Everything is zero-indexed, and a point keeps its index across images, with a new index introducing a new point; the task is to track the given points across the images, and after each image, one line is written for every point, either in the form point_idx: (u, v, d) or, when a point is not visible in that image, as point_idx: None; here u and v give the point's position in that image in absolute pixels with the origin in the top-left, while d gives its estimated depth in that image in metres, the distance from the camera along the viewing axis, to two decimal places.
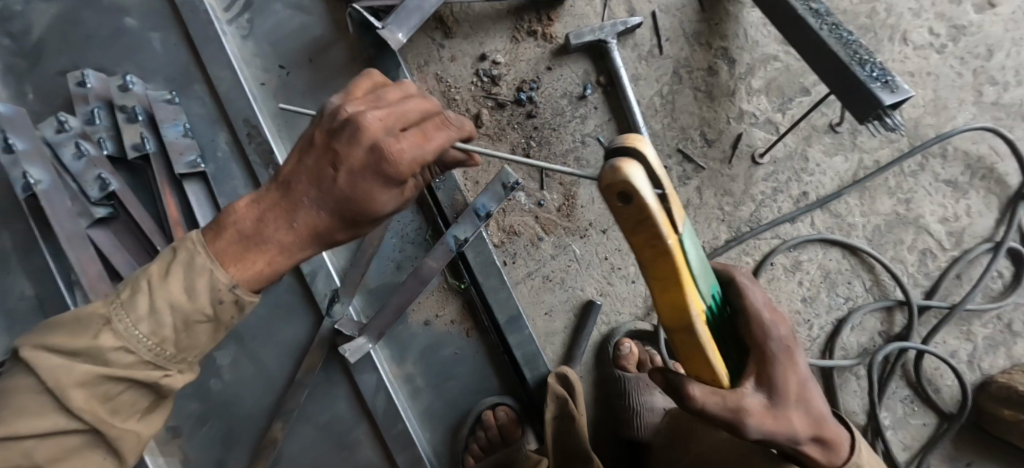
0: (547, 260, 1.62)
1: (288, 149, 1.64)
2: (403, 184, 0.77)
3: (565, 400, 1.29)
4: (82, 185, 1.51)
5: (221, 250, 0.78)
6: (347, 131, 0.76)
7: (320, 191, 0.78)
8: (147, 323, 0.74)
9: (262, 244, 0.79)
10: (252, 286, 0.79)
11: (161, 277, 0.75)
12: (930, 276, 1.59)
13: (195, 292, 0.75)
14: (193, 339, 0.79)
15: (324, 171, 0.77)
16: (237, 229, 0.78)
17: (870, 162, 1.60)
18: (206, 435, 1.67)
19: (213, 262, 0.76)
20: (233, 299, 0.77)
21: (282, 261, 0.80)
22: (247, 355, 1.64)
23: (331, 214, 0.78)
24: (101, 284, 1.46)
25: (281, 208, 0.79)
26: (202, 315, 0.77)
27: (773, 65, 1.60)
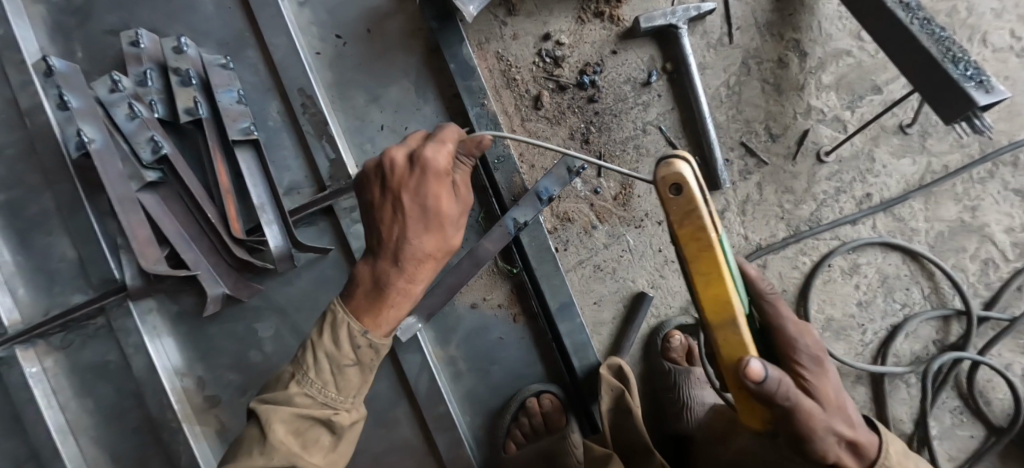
0: (599, 249, 1.60)
1: (341, 121, 1.61)
2: (444, 172, 1.05)
3: (619, 390, 1.31)
4: (132, 147, 1.47)
5: (356, 308, 1.04)
6: (391, 169, 1.06)
7: (400, 216, 1.04)
8: (316, 369, 0.99)
9: (383, 296, 1.03)
10: (382, 330, 1.02)
11: (319, 333, 1.02)
12: (991, 287, 1.56)
13: (339, 342, 1.00)
14: (345, 381, 1.00)
15: (392, 201, 1.05)
16: (364, 290, 1.04)
17: (939, 167, 1.55)
18: (244, 405, 1.72)
19: (350, 317, 1.02)
20: (368, 344, 1.01)
21: (404, 299, 1.04)
22: (289, 329, 1.68)
23: (416, 232, 1.04)
24: (152, 249, 1.48)
25: (386, 258, 1.05)
26: (350, 359, 1.00)
27: (845, 60, 1.56)
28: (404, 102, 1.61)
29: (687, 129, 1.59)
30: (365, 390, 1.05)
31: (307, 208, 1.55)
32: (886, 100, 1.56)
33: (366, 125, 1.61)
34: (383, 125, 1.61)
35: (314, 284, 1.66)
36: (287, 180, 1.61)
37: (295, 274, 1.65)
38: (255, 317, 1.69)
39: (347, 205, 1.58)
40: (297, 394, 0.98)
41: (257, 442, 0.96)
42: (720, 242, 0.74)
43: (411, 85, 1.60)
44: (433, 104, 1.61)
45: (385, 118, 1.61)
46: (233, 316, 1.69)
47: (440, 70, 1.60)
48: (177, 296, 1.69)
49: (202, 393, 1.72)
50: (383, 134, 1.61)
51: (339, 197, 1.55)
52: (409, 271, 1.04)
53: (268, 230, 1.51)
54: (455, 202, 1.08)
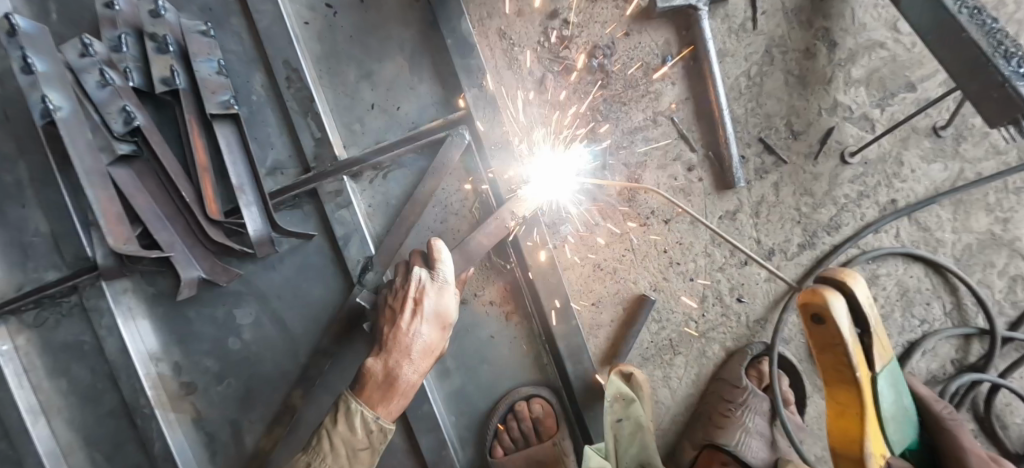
0: (600, 247, 1.50)
1: (327, 98, 1.49)
2: (450, 282, 1.28)
3: (628, 401, 1.32)
4: (104, 117, 1.36)
5: (369, 396, 1.20)
6: (400, 294, 1.27)
7: (416, 332, 1.23)
8: (331, 456, 1.15)
9: (393, 386, 1.20)
10: (392, 413, 1.21)
11: (334, 424, 1.17)
12: (1017, 305, 1.45)
13: (355, 430, 1.17)
14: (359, 464, 1.17)
15: (403, 323, 1.23)
16: (375, 381, 1.20)
17: (971, 174, 1.44)
18: (222, 394, 1.62)
19: (364, 405, 1.18)
20: (380, 428, 1.19)
21: (411, 386, 1.23)
22: (270, 316, 1.59)
23: (421, 352, 1.24)
24: (122, 228, 1.37)
25: (393, 360, 1.21)
26: (363, 444, 1.18)
27: (879, 53, 1.43)
28: (398, 80, 1.49)
29: (702, 121, 1.47)
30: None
31: (287, 191, 1.47)
32: (920, 99, 1.44)
33: (356, 104, 1.49)
34: (374, 104, 1.49)
35: (296, 271, 1.56)
36: (270, 160, 1.50)
37: (278, 258, 1.55)
38: (234, 302, 1.58)
39: (332, 188, 1.47)
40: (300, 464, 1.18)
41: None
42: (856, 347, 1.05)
43: (406, 62, 1.48)
44: (427, 84, 1.49)
45: (376, 97, 1.49)
46: (211, 300, 1.59)
47: (438, 46, 1.47)
48: (152, 277, 1.58)
49: (179, 379, 1.61)
50: (373, 114, 1.49)
51: (323, 180, 1.47)
52: (419, 357, 1.24)
53: (246, 212, 1.40)
54: (453, 303, 1.28)
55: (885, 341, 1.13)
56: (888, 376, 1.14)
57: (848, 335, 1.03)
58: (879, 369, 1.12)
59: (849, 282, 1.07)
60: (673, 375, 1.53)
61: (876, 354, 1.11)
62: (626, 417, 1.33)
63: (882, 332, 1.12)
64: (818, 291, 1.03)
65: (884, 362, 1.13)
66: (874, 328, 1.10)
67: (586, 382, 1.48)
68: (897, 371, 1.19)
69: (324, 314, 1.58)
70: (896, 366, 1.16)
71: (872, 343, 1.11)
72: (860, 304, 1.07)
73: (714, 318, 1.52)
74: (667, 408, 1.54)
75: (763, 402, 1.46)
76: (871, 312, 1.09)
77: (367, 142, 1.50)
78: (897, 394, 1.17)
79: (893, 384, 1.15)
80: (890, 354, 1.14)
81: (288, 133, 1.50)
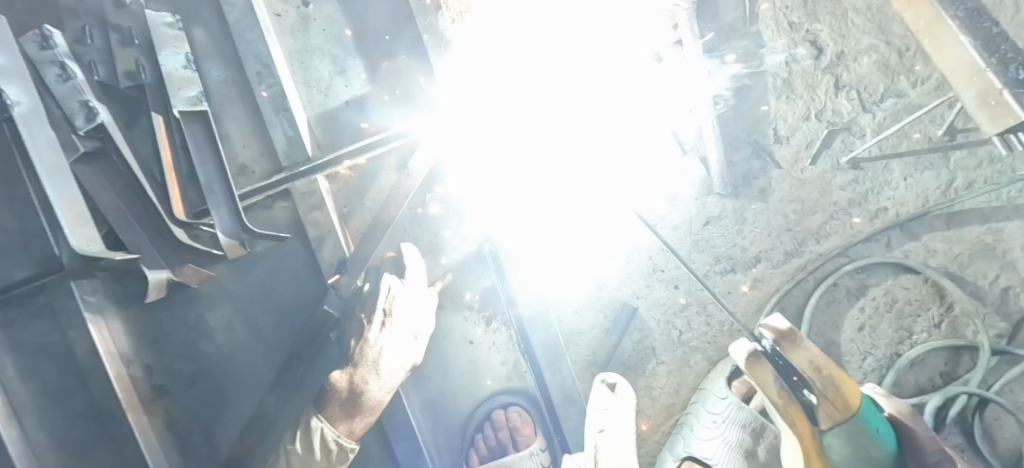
0: (582, 253, 1.50)
1: (302, 95, 1.43)
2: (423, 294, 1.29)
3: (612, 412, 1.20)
4: (65, 112, 1.25)
5: (332, 413, 1.22)
6: (368, 304, 1.26)
7: (382, 346, 1.24)
8: None
9: (357, 404, 1.24)
10: (354, 433, 1.24)
11: (294, 442, 1.21)
12: (1010, 318, 1.38)
13: (314, 451, 1.20)
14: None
15: (368, 337, 1.23)
16: (338, 400, 1.22)
17: (963, 183, 1.38)
18: (195, 398, 1.54)
19: (325, 421, 1.21)
20: (339, 447, 1.22)
21: (376, 402, 1.26)
22: (241, 318, 1.54)
23: (387, 367, 1.25)
24: (87, 228, 1.25)
25: (356, 377, 1.23)
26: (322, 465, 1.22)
27: (870, 55, 1.37)
28: (374, 79, 1.46)
29: (686, 125, 1.45)
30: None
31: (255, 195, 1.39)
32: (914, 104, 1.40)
33: (331, 101, 1.44)
34: (348, 102, 1.44)
35: (267, 272, 1.51)
36: (240, 159, 1.44)
37: (250, 261, 1.51)
38: (206, 304, 1.53)
39: (305, 189, 1.41)
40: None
41: None
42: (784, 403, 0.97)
43: (385, 59, 1.46)
44: (404, 81, 1.45)
45: (350, 94, 1.45)
46: (184, 301, 1.53)
47: (414, 40, 1.42)
48: (122, 279, 1.44)
49: (152, 383, 1.49)
50: (348, 112, 1.45)
51: (294, 182, 1.40)
52: (387, 372, 1.26)
53: (214, 212, 1.33)
54: (424, 319, 1.30)
55: (847, 395, 0.93)
56: (850, 438, 0.93)
57: (775, 397, 0.98)
58: (832, 428, 0.94)
59: (789, 343, 0.97)
60: (654, 383, 1.52)
61: (822, 413, 0.94)
62: (607, 427, 1.19)
63: (835, 389, 0.93)
64: (742, 354, 1.01)
65: (841, 422, 0.94)
66: (822, 383, 0.93)
67: (567, 393, 1.46)
68: (876, 423, 0.96)
69: (296, 316, 1.52)
70: (865, 422, 0.94)
71: (821, 403, 0.95)
72: (790, 362, 0.96)
73: (697, 327, 1.49)
74: (647, 415, 1.53)
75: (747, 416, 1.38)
76: (813, 371, 0.94)
77: (342, 141, 1.45)
78: (869, 455, 0.94)
79: (864, 444, 0.93)
80: (853, 412, 0.93)
81: (261, 132, 1.45)
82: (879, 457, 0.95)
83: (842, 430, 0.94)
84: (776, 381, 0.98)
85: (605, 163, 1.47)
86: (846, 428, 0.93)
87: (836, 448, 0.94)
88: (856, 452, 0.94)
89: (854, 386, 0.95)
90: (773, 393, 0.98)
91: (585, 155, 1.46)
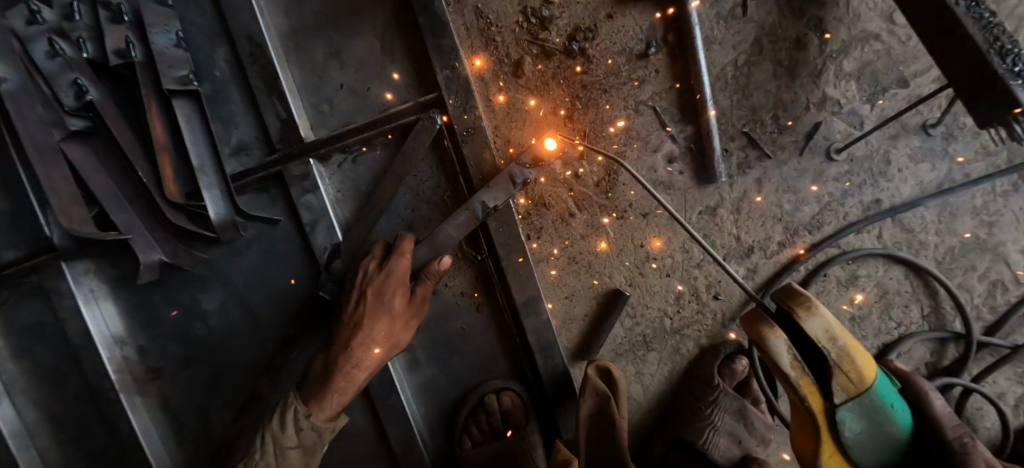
0: (576, 239, 1.49)
1: (296, 78, 1.42)
2: (404, 275, 1.28)
3: (605, 397, 1.19)
4: (52, 90, 1.23)
5: (308, 390, 1.26)
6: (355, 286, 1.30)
7: (358, 325, 1.26)
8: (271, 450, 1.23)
9: (329, 384, 1.24)
10: (325, 413, 1.24)
11: (272, 417, 1.26)
12: (996, 310, 1.42)
13: (285, 427, 1.23)
14: (287, 463, 1.23)
15: (350, 317, 1.28)
16: (313, 378, 1.27)
17: (959, 175, 1.40)
18: (188, 380, 1.52)
19: (299, 399, 1.25)
20: (310, 426, 1.24)
21: (348, 384, 1.25)
22: (236, 302, 1.51)
23: (353, 345, 1.26)
24: (77, 208, 1.27)
25: (330, 356, 1.27)
26: (293, 443, 1.23)
27: (873, 46, 1.38)
28: (369, 59, 1.42)
29: (684, 115, 1.44)
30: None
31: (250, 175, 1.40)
32: (912, 95, 1.40)
33: (324, 83, 1.42)
34: (343, 84, 1.42)
35: (264, 256, 1.49)
36: (234, 140, 1.42)
37: (244, 242, 1.47)
38: (200, 286, 1.49)
39: (298, 172, 1.41)
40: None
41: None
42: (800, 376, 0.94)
43: (377, 40, 1.41)
44: (400, 66, 1.42)
45: (345, 76, 1.42)
46: (175, 284, 1.49)
47: (410, 22, 1.40)
48: (116, 259, 1.43)
49: (145, 363, 1.50)
50: (343, 94, 1.43)
51: (286, 163, 1.40)
52: (358, 354, 1.25)
53: (207, 194, 1.32)
54: (402, 300, 1.29)
55: (863, 368, 0.93)
56: (864, 410, 0.93)
57: (786, 365, 0.94)
58: (847, 400, 0.94)
59: (805, 312, 0.94)
60: (645, 371, 1.54)
61: (837, 384, 0.94)
62: (594, 411, 1.20)
63: (850, 360, 0.92)
64: (753, 325, 0.96)
65: (856, 394, 0.94)
66: (837, 354, 0.93)
67: (556, 373, 1.47)
68: (891, 399, 0.96)
69: (292, 300, 1.50)
70: (879, 395, 0.94)
71: (834, 374, 0.94)
72: (806, 332, 0.94)
73: (690, 315, 1.50)
74: (636, 402, 1.55)
75: (734, 402, 1.43)
76: (828, 340, 0.93)
77: (335, 123, 1.44)
78: (882, 427, 0.95)
79: (879, 416, 0.94)
80: (867, 384, 0.93)
81: (254, 111, 1.42)
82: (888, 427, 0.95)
83: (855, 399, 0.94)
84: (789, 351, 0.95)
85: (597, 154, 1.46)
86: (859, 397, 0.94)
87: (849, 420, 0.94)
88: (868, 422, 0.94)
89: (868, 359, 0.95)
90: (787, 366, 0.94)
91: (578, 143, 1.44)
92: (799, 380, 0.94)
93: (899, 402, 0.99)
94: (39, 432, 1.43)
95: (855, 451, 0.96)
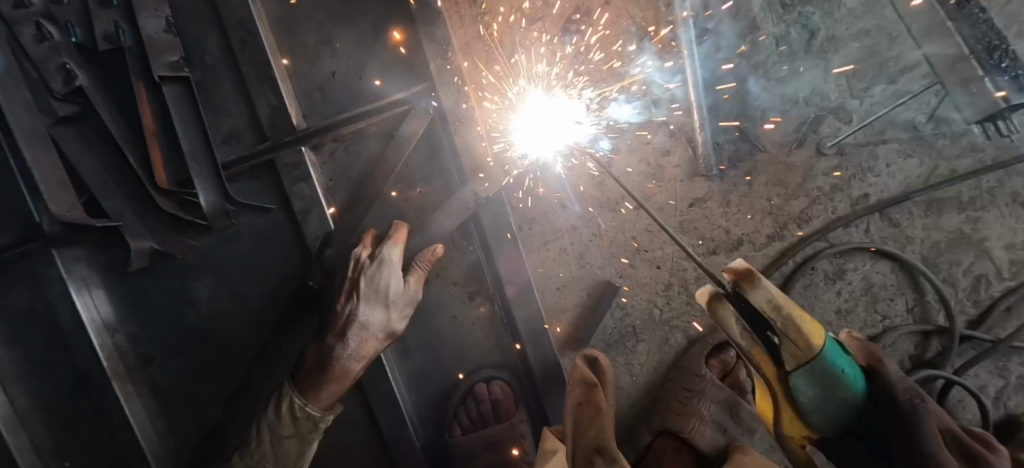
0: (567, 232, 1.50)
1: (285, 63, 1.40)
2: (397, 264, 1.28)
3: (592, 385, 1.20)
4: (41, 75, 1.22)
5: (301, 380, 1.26)
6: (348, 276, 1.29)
7: (351, 314, 1.26)
8: (267, 443, 1.24)
9: (324, 374, 1.25)
10: (320, 402, 1.25)
11: (267, 409, 1.25)
12: (979, 304, 1.45)
13: (281, 417, 1.24)
14: (283, 451, 1.25)
15: (344, 307, 1.28)
16: (307, 368, 1.27)
17: (946, 171, 1.41)
18: (180, 368, 1.53)
19: (292, 390, 1.25)
20: (306, 415, 1.25)
21: (342, 374, 1.26)
22: (228, 290, 1.50)
23: (341, 334, 1.27)
24: (66, 194, 1.26)
25: (323, 346, 1.27)
26: (290, 431, 1.25)
27: (863, 40, 1.39)
28: (360, 47, 1.41)
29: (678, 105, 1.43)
30: (303, 459, 1.28)
31: (246, 165, 1.41)
32: (902, 91, 1.41)
33: (316, 70, 1.41)
34: (335, 72, 1.41)
35: (254, 244, 1.48)
36: (225, 127, 1.41)
37: (235, 231, 1.46)
38: (191, 274, 1.49)
39: (289, 160, 1.40)
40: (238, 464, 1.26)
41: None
42: (749, 342, 1.02)
43: (370, 27, 1.40)
44: (391, 53, 1.42)
45: (337, 64, 1.41)
46: (165, 272, 1.48)
47: (404, 11, 1.39)
48: (105, 247, 1.42)
49: (136, 351, 1.50)
50: (336, 83, 1.41)
51: (280, 151, 1.40)
52: (354, 343, 1.26)
53: (199, 183, 1.32)
54: (395, 290, 1.29)
55: (810, 335, 0.93)
56: (814, 376, 0.94)
57: (736, 336, 1.03)
58: (796, 369, 0.95)
59: (749, 284, 0.95)
60: (635, 361, 1.56)
61: (785, 353, 0.95)
62: (586, 400, 1.20)
63: (796, 328, 0.92)
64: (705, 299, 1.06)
65: (804, 362, 0.94)
66: (782, 323, 0.93)
67: (546, 363, 1.49)
68: (843, 364, 0.95)
69: (283, 289, 1.49)
70: (830, 362, 0.93)
71: (782, 342, 0.95)
72: (751, 302, 0.95)
73: (679, 307, 1.52)
74: (624, 392, 1.58)
75: (722, 392, 1.45)
76: (773, 309, 0.93)
77: (328, 111, 1.42)
78: (835, 394, 0.95)
79: (830, 384, 0.94)
80: (815, 352, 0.93)
81: (244, 99, 1.41)
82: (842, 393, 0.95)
83: (806, 368, 0.94)
84: (739, 322, 1.03)
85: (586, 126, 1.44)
86: (809, 365, 0.94)
87: (801, 386, 0.96)
88: (821, 389, 0.95)
89: (817, 326, 0.94)
90: (736, 333, 1.03)
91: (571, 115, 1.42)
92: (747, 346, 1.03)
93: (854, 367, 0.98)
94: (32, 419, 1.43)
95: (810, 415, 0.99)
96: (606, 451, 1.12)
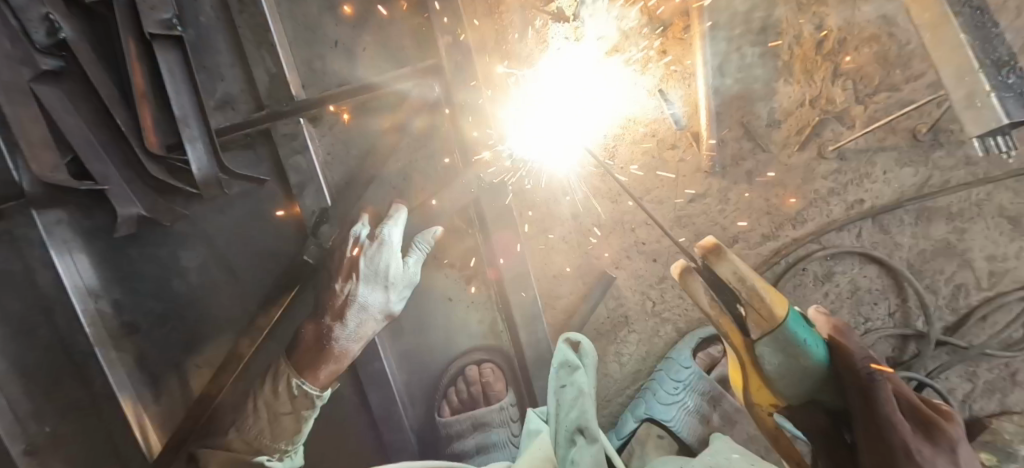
0: (565, 220, 1.51)
1: (286, 29, 1.34)
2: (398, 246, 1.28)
3: (575, 369, 1.18)
4: (22, 24, 1.14)
5: (298, 358, 1.24)
6: (343, 254, 1.26)
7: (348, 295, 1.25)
8: (263, 423, 1.22)
9: (323, 352, 1.24)
10: (319, 381, 1.24)
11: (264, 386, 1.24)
12: (957, 312, 1.50)
13: (278, 393, 1.22)
14: (281, 429, 1.23)
15: (337, 282, 1.26)
16: (305, 346, 1.24)
17: (939, 181, 1.44)
18: (165, 336, 1.50)
19: (289, 368, 1.23)
20: (304, 393, 1.23)
21: (339, 357, 1.26)
22: (217, 261, 1.47)
23: (336, 314, 1.25)
24: (48, 154, 1.19)
25: (317, 324, 1.25)
26: (286, 408, 1.23)
27: (874, 45, 1.39)
28: (366, 17, 1.36)
29: (686, 102, 1.45)
30: (299, 437, 1.26)
31: (239, 132, 1.34)
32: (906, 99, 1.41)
33: (318, 38, 1.35)
34: (338, 41, 1.36)
35: (246, 216, 1.44)
36: (219, 92, 1.35)
37: (227, 201, 1.42)
38: (178, 243, 1.45)
39: (286, 131, 1.36)
40: (237, 440, 1.23)
41: (236, 440, 1.22)
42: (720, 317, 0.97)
43: None
44: (401, 26, 1.38)
45: (340, 33, 1.36)
46: (153, 240, 1.44)
47: None
48: (90, 210, 1.37)
49: (119, 319, 1.46)
50: (337, 54, 1.36)
51: (275, 120, 1.34)
52: (355, 324, 1.26)
53: (190, 150, 1.25)
54: (395, 273, 1.28)
55: (773, 304, 0.91)
56: (777, 345, 0.91)
57: (705, 306, 0.98)
58: (761, 337, 0.93)
59: (715, 258, 0.95)
60: (624, 351, 1.58)
61: (749, 322, 0.93)
62: (570, 383, 1.17)
63: (760, 297, 0.91)
64: (676, 273, 1.00)
65: (769, 331, 0.92)
66: (748, 293, 0.92)
67: (539, 350, 1.52)
68: (805, 333, 0.92)
69: (275, 261, 1.47)
70: (793, 330, 0.91)
71: (747, 313, 0.93)
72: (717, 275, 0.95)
73: (672, 299, 1.56)
74: (614, 382, 1.60)
75: (706, 385, 1.52)
76: (738, 281, 0.92)
77: (327, 83, 1.37)
78: (798, 363, 0.92)
79: (793, 351, 0.91)
80: (778, 320, 0.91)
81: (241, 62, 1.35)
82: (807, 364, 0.92)
83: (772, 338, 0.92)
84: (708, 293, 0.98)
85: (589, 106, 1.43)
86: (774, 336, 0.91)
87: (767, 356, 0.93)
88: (787, 360, 0.92)
89: (780, 295, 0.93)
90: (706, 305, 0.98)
91: (574, 91, 1.42)
92: (718, 322, 0.98)
93: (816, 337, 0.94)
94: None
95: (778, 385, 0.95)
96: (588, 430, 1.07)
